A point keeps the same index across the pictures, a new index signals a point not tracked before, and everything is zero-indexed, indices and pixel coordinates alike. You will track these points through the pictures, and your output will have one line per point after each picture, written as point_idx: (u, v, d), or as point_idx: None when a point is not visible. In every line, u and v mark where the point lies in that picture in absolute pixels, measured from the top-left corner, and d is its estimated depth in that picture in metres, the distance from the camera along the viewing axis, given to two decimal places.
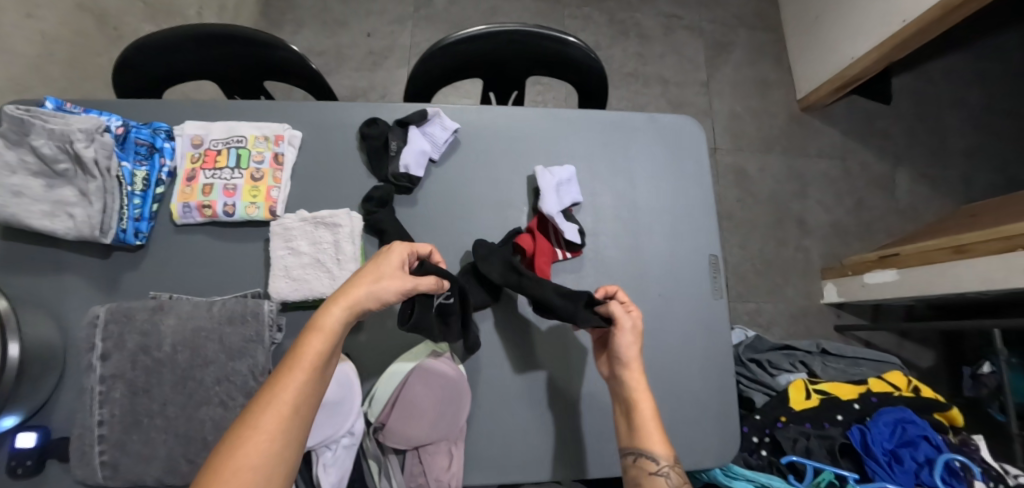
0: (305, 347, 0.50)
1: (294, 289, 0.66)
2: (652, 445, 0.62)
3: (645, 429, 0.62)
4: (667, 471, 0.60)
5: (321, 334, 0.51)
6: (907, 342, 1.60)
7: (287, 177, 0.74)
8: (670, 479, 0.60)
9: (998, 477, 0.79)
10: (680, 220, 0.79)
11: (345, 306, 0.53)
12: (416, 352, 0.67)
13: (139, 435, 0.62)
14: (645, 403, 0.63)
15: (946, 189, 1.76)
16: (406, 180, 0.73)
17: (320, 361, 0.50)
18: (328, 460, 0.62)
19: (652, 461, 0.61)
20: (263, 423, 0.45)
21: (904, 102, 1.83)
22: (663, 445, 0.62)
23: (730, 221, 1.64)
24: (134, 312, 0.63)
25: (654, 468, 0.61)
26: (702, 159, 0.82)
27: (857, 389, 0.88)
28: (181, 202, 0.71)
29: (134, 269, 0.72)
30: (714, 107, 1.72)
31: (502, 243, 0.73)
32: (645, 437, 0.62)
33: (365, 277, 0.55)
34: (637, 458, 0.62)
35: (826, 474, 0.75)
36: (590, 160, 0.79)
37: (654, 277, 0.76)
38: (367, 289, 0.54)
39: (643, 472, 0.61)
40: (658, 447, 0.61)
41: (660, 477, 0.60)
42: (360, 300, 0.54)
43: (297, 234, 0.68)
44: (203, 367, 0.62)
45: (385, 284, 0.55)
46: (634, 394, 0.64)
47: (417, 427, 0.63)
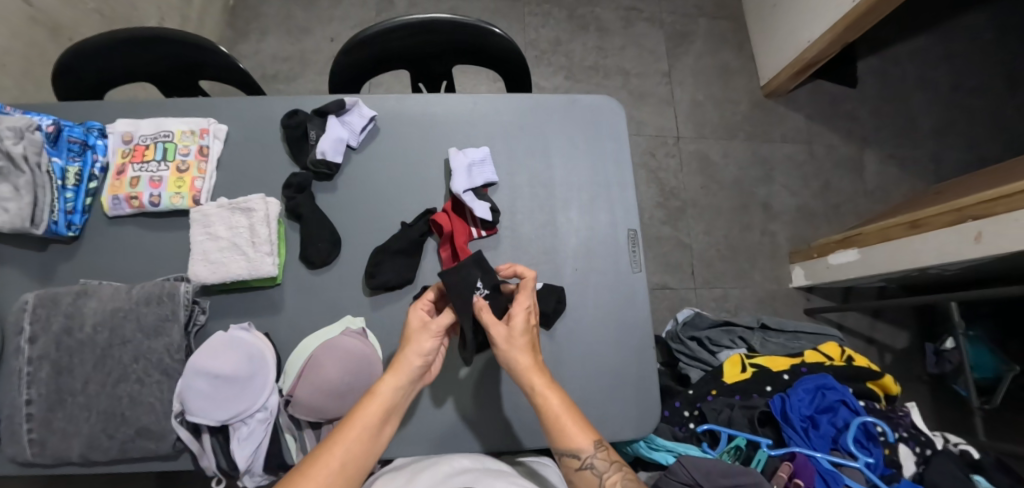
0: (360, 411, 0.58)
1: (211, 272, 0.70)
2: (574, 441, 0.58)
3: (562, 428, 0.59)
4: (595, 463, 0.58)
5: (373, 398, 0.59)
6: (879, 322, 1.52)
7: (213, 168, 0.77)
8: (597, 469, 0.58)
9: (925, 442, 0.81)
10: (598, 197, 0.80)
11: (395, 375, 0.60)
12: (330, 330, 0.70)
13: (64, 412, 0.64)
14: (550, 401, 0.59)
15: (918, 170, 1.72)
16: (324, 167, 0.75)
17: (369, 427, 0.57)
18: (243, 434, 0.65)
19: (575, 458, 0.58)
20: (313, 476, 0.53)
21: (869, 83, 1.78)
22: (584, 436, 0.59)
23: (695, 208, 1.62)
24: (60, 297, 0.67)
25: (579, 464, 0.58)
26: (622, 137, 0.83)
27: (789, 360, 0.91)
28: (110, 195, 0.74)
29: (68, 259, 0.75)
30: (676, 96, 1.72)
31: (417, 223, 0.75)
32: (562, 434, 0.59)
33: (414, 341, 0.62)
34: (563, 458, 0.59)
35: (738, 439, 0.78)
36: (507, 141, 0.80)
37: (570, 252, 0.78)
38: (415, 351, 0.61)
39: (569, 469, 0.59)
40: (574, 442, 0.58)
41: (587, 470, 0.58)
42: (407, 368, 0.61)
43: (214, 220, 0.72)
44: (122, 346, 0.66)
45: (428, 342, 0.62)
46: (536, 399, 0.60)
47: (327, 402, 0.66)
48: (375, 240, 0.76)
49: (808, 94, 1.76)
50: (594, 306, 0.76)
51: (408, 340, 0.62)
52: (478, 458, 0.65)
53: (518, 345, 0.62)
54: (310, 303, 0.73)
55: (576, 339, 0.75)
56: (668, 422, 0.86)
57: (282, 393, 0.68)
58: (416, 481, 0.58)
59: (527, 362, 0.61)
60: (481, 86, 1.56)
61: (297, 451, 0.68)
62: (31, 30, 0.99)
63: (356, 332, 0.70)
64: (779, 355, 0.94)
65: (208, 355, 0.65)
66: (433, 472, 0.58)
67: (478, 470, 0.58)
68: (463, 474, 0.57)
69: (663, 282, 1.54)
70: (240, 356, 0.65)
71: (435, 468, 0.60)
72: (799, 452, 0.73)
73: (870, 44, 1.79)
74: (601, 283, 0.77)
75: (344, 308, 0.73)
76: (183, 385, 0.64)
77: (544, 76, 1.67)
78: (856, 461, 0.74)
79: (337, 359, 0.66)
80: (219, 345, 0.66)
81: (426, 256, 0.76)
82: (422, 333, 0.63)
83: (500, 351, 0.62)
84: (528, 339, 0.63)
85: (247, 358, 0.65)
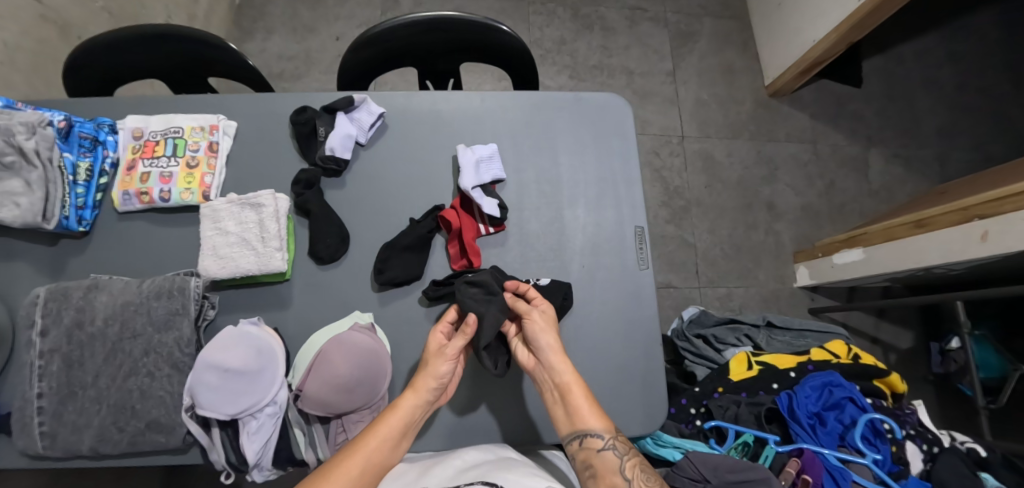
0: (380, 423, 0.60)
1: (221, 267, 0.70)
2: (594, 422, 0.62)
3: (585, 408, 0.63)
4: (615, 444, 0.62)
5: (395, 413, 0.61)
6: (884, 322, 1.52)
7: (223, 164, 0.77)
8: (616, 450, 0.61)
9: (932, 439, 0.81)
10: (605, 195, 0.80)
11: (415, 393, 0.62)
12: (339, 325, 0.71)
13: (74, 405, 0.65)
14: (577, 384, 0.64)
15: (921, 170, 1.71)
16: (332, 163, 0.76)
17: (388, 440, 0.60)
18: (253, 428, 0.65)
19: (597, 438, 0.62)
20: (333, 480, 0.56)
21: (873, 84, 1.77)
22: (602, 420, 0.63)
23: (699, 207, 1.62)
24: (71, 291, 0.67)
25: (600, 444, 0.62)
26: (629, 135, 0.83)
27: (796, 358, 0.91)
28: (120, 190, 0.75)
29: (79, 254, 0.76)
30: (680, 95, 1.72)
31: (425, 220, 0.75)
32: (580, 415, 0.63)
33: (431, 363, 0.63)
34: (583, 440, 0.62)
35: (746, 436, 0.78)
36: (514, 138, 0.81)
37: (576, 249, 0.78)
38: (433, 371, 0.63)
39: (591, 452, 0.61)
40: (597, 421, 0.62)
41: (608, 451, 0.61)
42: (426, 387, 0.62)
43: (224, 215, 0.72)
44: (132, 339, 0.66)
45: (443, 365, 0.63)
46: (565, 379, 0.64)
47: (335, 396, 0.66)
48: (383, 236, 0.76)
49: (813, 93, 1.76)
50: (600, 302, 0.76)
51: (426, 361, 0.64)
52: (487, 448, 0.65)
53: (552, 327, 0.67)
54: (318, 299, 0.73)
55: (583, 335, 0.75)
56: (674, 419, 0.86)
57: (291, 388, 0.68)
58: (431, 477, 0.57)
59: (559, 344, 0.66)
60: (485, 85, 1.56)
61: (306, 445, 0.68)
62: (39, 27, 0.99)
63: (365, 326, 0.71)
64: (786, 353, 0.94)
65: (219, 349, 0.65)
66: (446, 466, 0.59)
67: (489, 463, 0.59)
68: (477, 467, 0.58)
69: (667, 281, 1.54)
70: (250, 350, 0.65)
71: (447, 462, 0.60)
72: (807, 448, 0.74)
73: (875, 44, 1.79)
74: (608, 280, 0.77)
75: (352, 304, 0.73)
76: (193, 379, 0.64)
77: (548, 76, 1.68)
78: (864, 458, 0.74)
79: (346, 353, 0.66)
80: (230, 340, 0.66)
81: (433, 252, 0.76)
82: (439, 355, 0.64)
83: (537, 327, 0.66)
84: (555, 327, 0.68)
85: (257, 352, 0.66)
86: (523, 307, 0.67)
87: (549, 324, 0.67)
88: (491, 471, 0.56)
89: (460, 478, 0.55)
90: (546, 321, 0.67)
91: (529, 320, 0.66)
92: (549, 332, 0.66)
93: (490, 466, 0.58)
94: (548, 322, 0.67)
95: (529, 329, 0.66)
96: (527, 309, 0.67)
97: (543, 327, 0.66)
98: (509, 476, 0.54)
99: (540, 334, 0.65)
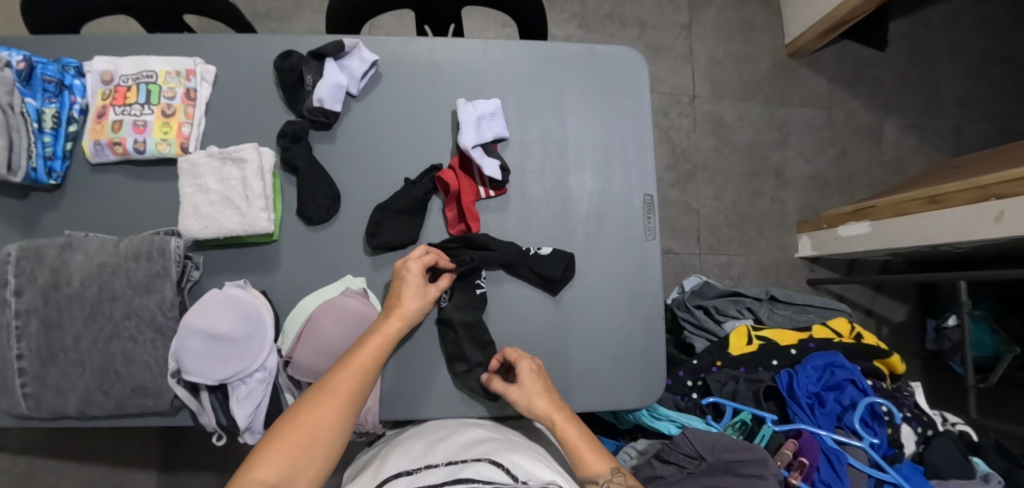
0: (370, 341, 0.60)
1: (203, 227, 0.65)
2: (589, 467, 0.57)
3: (578, 453, 0.59)
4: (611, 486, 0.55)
5: (379, 334, 0.60)
6: (881, 296, 1.51)
7: (202, 113, 0.71)
8: None
9: (927, 422, 0.81)
10: (614, 159, 0.75)
11: (399, 314, 0.62)
12: (330, 290, 0.67)
13: (57, 368, 0.63)
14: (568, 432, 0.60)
15: (935, 142, 1.65)
16: (321, 116, 0.70)
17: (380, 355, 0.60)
18: (242, 393, 0.64)
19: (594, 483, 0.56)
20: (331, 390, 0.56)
21: (898, 47, 1.67)
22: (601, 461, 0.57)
23: (705, 172, 1.56)
24: (44, 249, 0.63)
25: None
26: (642, 96, 0.77)
27: (797, 335, 0.89)
28: (92, 140, 0.69)
29: (53, 209, 0.71)
30: (694, 51, 1.61)
31: (421, 181, 0.70)
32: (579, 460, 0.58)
33: (412, 287, 0.63)
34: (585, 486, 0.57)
35: (743, 414, 0.77)
36: (519, 93, 0.74)
37: (581, 216, 0.74)
38: (415, 299, 0.63)
39: None
40: (589, 466, 0.56)
41: None
42: (409, 309, 0.62)
43: (204, 171, 0.66)
44: (111, 302, 0.63)
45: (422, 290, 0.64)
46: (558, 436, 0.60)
47: (326, 362, 0.64)
48: (377, 197, 0.71)
49: (833, 55, 1.65)
50: (604, 273, 0.73)
51: (405, 285, 0.63)
52: (491, 428, 0.64)
53: (534, 390, 0.62)
54: (308, 263, 0.70)
55: (586, 307, 0.72)
56: (671, 391, 0.85)
57: (281, 354, 0.66)
58: (434, 453, 0.54)
59: (546, 406, 0.61)
60: (488, 33, 1.46)
61: None
62: None
63: (357, 292, 0.68)
64: (787, 328, 0.92)
65: (203, 313, 0.62)
66: (450, 441, 0.57)
67: (494, 441, 0.57)
68: (482, 445, 0.55)
69: (667, 248, 1.52)
70: (237, 315, 0.63)
71: (451, 439, 0.58)
72: (806, 429, 0.73)
73: (905, 4, 1.67)
74: (613, 250, 0.74)
75: (344, 268, 0.70)
76: (177, 343, 0.62)
77: (555, 25, 1.56)
78: (861, 441, 0.73)
79: (336, 318, 0.64)
80: (215, 303, 0.63)
81: (430, 215, 0.72)
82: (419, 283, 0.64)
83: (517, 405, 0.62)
84: (542, 385, 0.63)
85: (244, 318, 0.63)
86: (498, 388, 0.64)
87: (529, 396, 0.62)
88: (496, 449, 0.53)
89: (466, 453, 0.53)
90: (523, 392, 0.62)
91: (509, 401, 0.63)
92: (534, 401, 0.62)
93: (495, 444, 0.56)
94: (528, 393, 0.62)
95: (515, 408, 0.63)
96: (503, 388, 0.63)
97: (522, 401, 0.62)
98: (515, 456, 0.52)
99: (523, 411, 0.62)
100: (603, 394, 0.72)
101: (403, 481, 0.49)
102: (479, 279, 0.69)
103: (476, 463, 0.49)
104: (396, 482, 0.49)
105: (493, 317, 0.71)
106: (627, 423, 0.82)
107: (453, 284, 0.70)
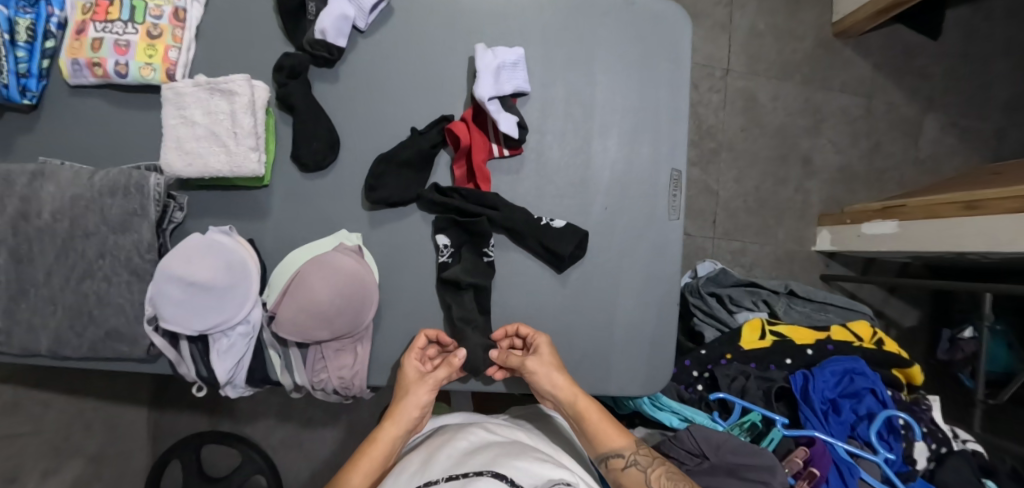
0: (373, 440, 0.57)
1: (187, 164, 0.59)
2: (609, 441, 0.57)
3: (596, 429, 0.57)
4: (638, 458, 0.56)
5: (376, 444, 0.56)
6: (895, 299, 1.45)
7: (191, 37, 0.64)
8: (642, 465, 0.55)
9: (942, 439, 0.76)
10: (643, 127, 0.68)
11: (394, 423, 0.58)
12: (321, 244, 0.62)
13: (27, 304, 0.59)
14: (589, 408, 0.58)
15: (976, 143, 1.55)
16: (322, 49, 0.62)
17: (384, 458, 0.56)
18: (224, 346, 0.60)
19: (619, 457, 0.56)
20: None
21: (954, 36, 1.54)
22: (622, 435, 0.57)
23: (729, 153, 1.47)
24: (13, 175, 0.58)
25: (623, 463, 0.56)
26: (680, 59, 0.69)
27: (816, 334, 0.83)
28: (69, 58, 0.62)
29: (28, 132, 0.66)
30: (734, 20, 1.48)
31: (429, 132, 0.63)
32: (599, 438, 0.57)
33: (412, 392, 0.59)
34: (608, 462, 0.56)
35: (753, 415, 0.71)
36: (545, 44, 0.67)
37: (601, 187, 0.67)
38: (415, 402, 0.59)
39: (618, 473, 0.55)
40: (615, 439, 0.56)
41: (633, 468, 0.55)
42: (406, 418, 0.58)
43: (190, 102, 0.59)
44: (85, 238, 0.58)
45: (424, 395, 0.59)
46: (578, 410, 0.58)
47: (310, 321, 0.59)
48: (379, 146, 0.65)
49: (883, 38, 1.53)
50: (620, 251, 0.67)
51: (405, 388, 0.60)
52: (492, 430, 0.59)
53: (552, 364, 0.60)
54: (300, 213, 0.64)
55: (598, 285, 0.67)
56: (675, 380, 0.82)
57: (266, 308, 0.62)
58: (431, 468, 0.49)
59: (565, 379, 0.59)
60: None
61: (282, 368, 0.64)
62: None
63: (351, 249, 0.62)
64: (804, 326, 0.87)
65: (181, 259, 0.57)
66: (448, 448, 0.52)
67: (495, 448, 0.51)
68: (482, 453, 0.50)
69: None
70: (217, 263, 0.57)
71: (448, 448, 0.52)
72: (819, 438, 0.68)
73: None
74: (632, 228, 0.68)
75: (339, 222, 0.65)
76: (155, 290, 0.57)
77: None
78: (875, 455, 0.70)
79: (325, 274, 0.58)
80: (195, 249, 0.57)
81: (437, 170, 0.66)
82: (420, 384, 0.60)
83: (536, 376, 0.59)
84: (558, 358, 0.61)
85: (225, 267, 0.58)
86: (514, 361, 0.61)
87: (552, 369, 0.59)
88: (497, 458, 0.48)
89: (466, 464, 0.47)
90: (544, 364, 0.59)
91: (528, 373, 0.59)
92: (552, 372, 0.59)
93: (495, 451, 0.50)
94: (548, 365, 0.59)
95: (533, 379, 0.59)
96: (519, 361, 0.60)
97: (543, 373, 0.59)
98: (520, 463, 0.47)
99: (542, 380, 0.59)
100: (606, 378, 0.68)
101: None
102: (486, 247, 0.64)
103: (476, 478, 0.42)
104: None
105: (498, 289, 0.66)
106: (626, 409, 0.78)
107: (461, 243, 0.65)
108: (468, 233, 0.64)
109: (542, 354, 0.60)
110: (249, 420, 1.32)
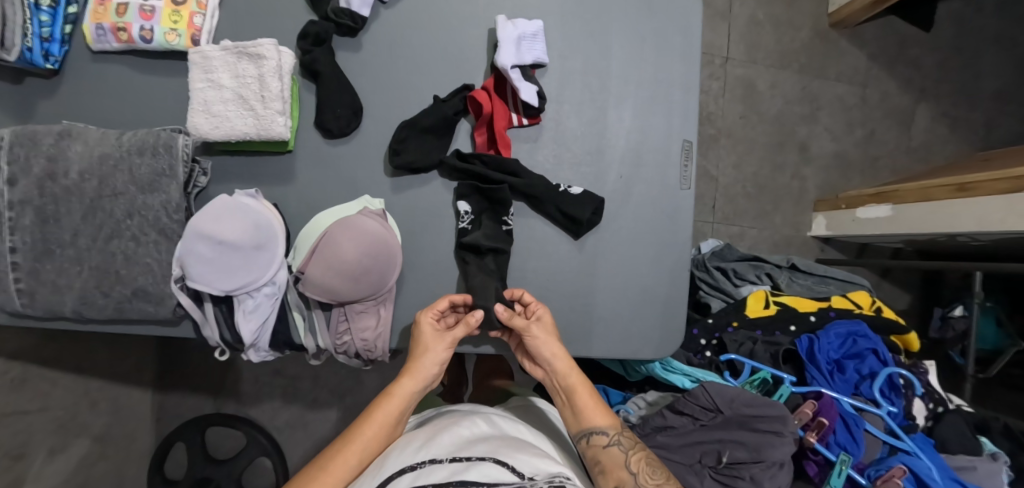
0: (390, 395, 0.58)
1: (214, 127, 0.60)
2: (594, 418, 0.58)
3: (584, 405, 0.59)
4: (621, 439, 0.57)
5: (391, 400, 0.58)
6: (887, 282, 1.49)
7: (215, 4, 0.65)
8: (624, 446, 0.56)
9: (938, 400, 0.79)
10: (656, 99, 0.70)
11: (412, 378, 0.59)
12: (347, 208, 0.63)
13: (52, 264, 0.60)
14: (580, 384, 0.60)
15: (966, 133, 1.60)
16: (347, 18, 0.63)
17: (394, 418, 0.57)
18: (249, 307, 0.61)
19: (602, 434, 0.57)
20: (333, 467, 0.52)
21: (945, 28, 1.59)
22: (607, 416, 0.59)
23: (728, 139, 1.50)
24: (39, 136, 0.58)
25: (605, 440, 0.56)
26: (693, 32, 0.71)
27: (818, 303, 0.87)
28: (93, 23, 0.63)
29: (50, 96, 0.66)
30: (734, 9, 1.51)
31: (452, 99, 0.65)
32: (586, 412, 0.59)
33: (430, 349, 0.61)
34: (589, 438, 0.57)
35: (763, 373, 0.75)
36: (562, 16, 0.68)
37: (616, 155, 0.69)
38: (432, 359, 0.61)
39: (598, 450, 0.56)
40: (600, 416, 0.58)
41: (614, 447, 0.56)
42: (425, 372, 0.60)
43: (218, 66, 0.60)
44: (113, 198, 0.59)
45: (442, 352, 0.61)
46: (568, 383, 0.60)
47: (338, 281, 0.60)
48: (401, 114, 0.66)
49: (877, 29, 1.57)
50: (634, 219, 0.70)
51: (422, 346, 0.61)
52: (496, 420, 0.61)
53: (553, 335, 0.62)
54: (324, 178, 0.66)
55: (613, 251, 0.69)
56: (684, 348, 0.84)
57: (291, 270, 0.63)
58: (434, 446, 0.51)
59: (563, 350, 0.61)
60: None
61: (305, 330, 0.65)
62: None
63: (376, 213, 0.64)
64: (806, 297, 0.90)
65: (211, 218, 0.58)
66: (453, 433, 0.54)
67: (496, 440, 0.54)
68: (485, 442, 0.53)
69: None
70: (246, 223, 0.59)
71: (452, 431, 0.55)
72: (826, 393, 0.72)
73: None
74: (645, 196, 0.70)
75: (362, 187, 0.66)
76: (184, 248, 0.58)
77: None
78: (879, 409, 0.73)
79: (353, 236, 0.60)
80: (224, 209, 0.58)
81: (457, 138, 0.68)
82: (438, 342, 0.61)
83: (537, 340, 0.61)
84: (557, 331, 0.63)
85: (253, 227, 0.59)
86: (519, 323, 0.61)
87: (547, 343, 0.61)
88: (499, 448, 0.51)
89: (468, 449, 0.50)
90: (546, 332, 0.61)
91: (528, 335, 0.61)
92: (551, 341, 0.61)
93: (497, 442, 0.53)
94: (549, 333, 0.61)
95: (531, 342, 0.61)
96: (527, 323, 0.61)
97: (543, 338, 0.61)
98: (520, 455, 0.50)
99: (542, 346, 0.61)
100: (618, 342, 0.70)
101: (405, 479, 0.46)
102: (506, 215, 0.66)
103: (480, 463, 0.46)
104: (398, 481, 0.46)
105: (518, 253, 0.68)
106: (639, 374, 0.81)
107: (482, 209, 0.66)
108: (489, 201, 0.65)
109: (545, 322, 0.62)
110: (255, 401, 1.32)
